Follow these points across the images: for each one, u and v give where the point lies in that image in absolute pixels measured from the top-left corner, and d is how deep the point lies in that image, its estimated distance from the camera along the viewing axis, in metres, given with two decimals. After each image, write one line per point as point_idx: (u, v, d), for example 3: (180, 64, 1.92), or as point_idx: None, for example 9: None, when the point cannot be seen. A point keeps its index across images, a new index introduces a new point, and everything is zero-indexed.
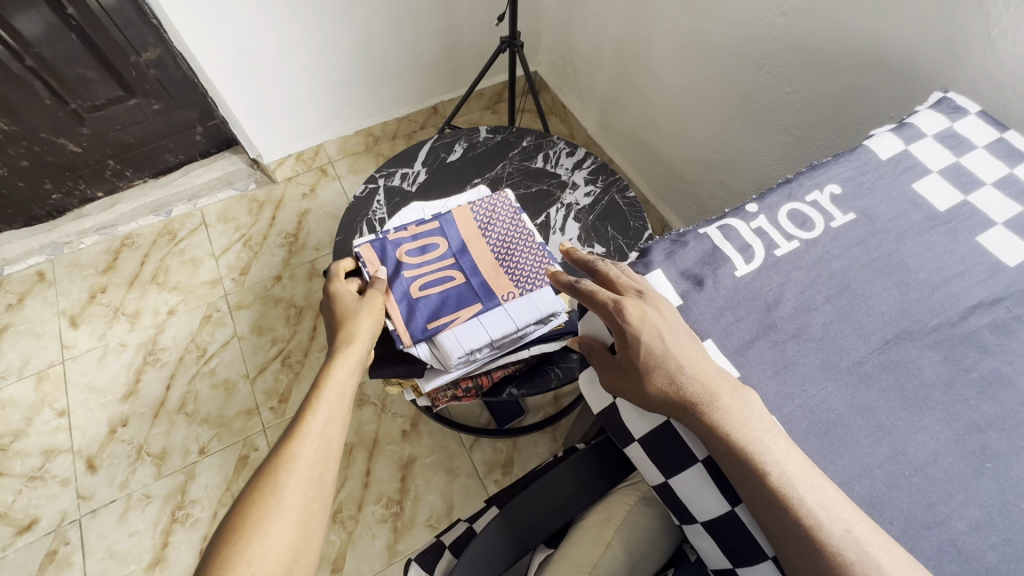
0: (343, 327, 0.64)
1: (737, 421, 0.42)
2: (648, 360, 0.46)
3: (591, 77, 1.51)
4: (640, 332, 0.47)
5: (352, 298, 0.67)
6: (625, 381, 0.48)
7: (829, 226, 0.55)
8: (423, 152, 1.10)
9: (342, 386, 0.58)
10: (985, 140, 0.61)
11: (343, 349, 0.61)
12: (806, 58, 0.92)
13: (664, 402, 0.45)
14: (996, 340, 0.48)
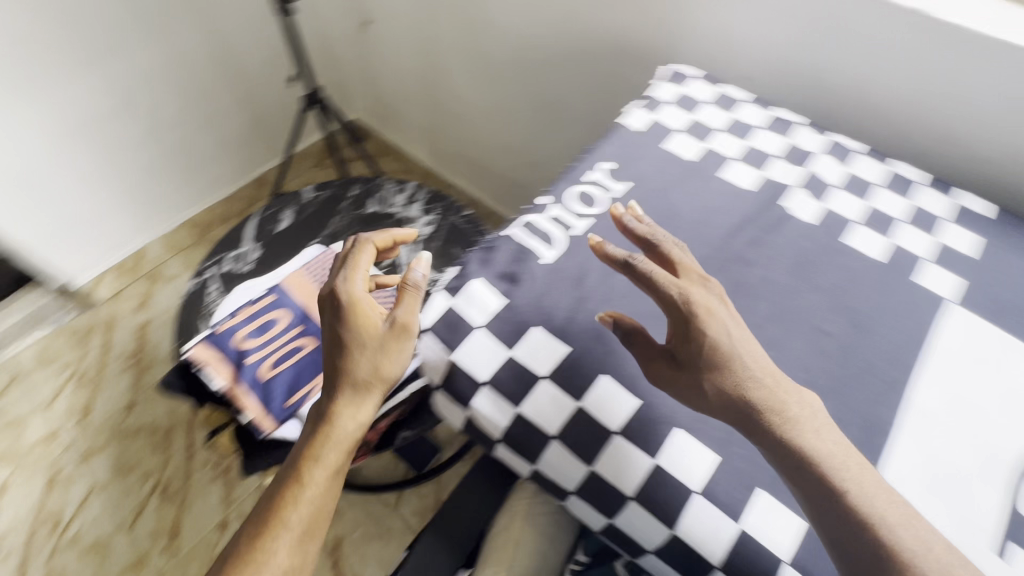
0: (353, 376, 0.53)
1: (803, 423, 0.43)
2: (716, 359, 0.44)
3: (407, 112, 1.56)
4: (711, 327, 0.45)
5: (372, 326, 0.54)
6: (678, 374, 0.46)
7: (611, 198, 0.63)
8: (250, 229, 1.05)
9: (329, 470, 0.52)
10: (709, 97, 0.75)
11: (338, 420, 0.52)
12: (573, 56, 1.04)
13: (728, 401, 0.44)
14: (754, 251, 0.59)
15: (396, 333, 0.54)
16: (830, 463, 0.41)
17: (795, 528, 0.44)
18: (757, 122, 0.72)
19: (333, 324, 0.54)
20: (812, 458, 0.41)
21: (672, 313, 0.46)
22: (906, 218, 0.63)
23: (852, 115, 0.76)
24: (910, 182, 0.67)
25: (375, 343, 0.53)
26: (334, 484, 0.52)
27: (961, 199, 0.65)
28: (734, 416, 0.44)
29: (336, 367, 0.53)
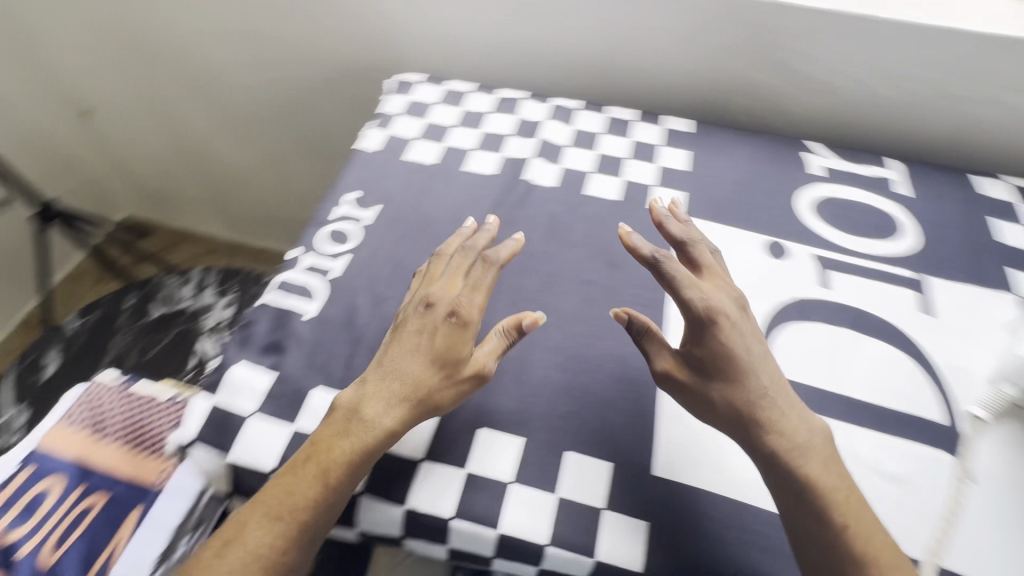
0: (414, 394, 0.45)
1: (812, 440, 0.43)
2: (726, 367, 0.44)
3: (179, 194, 1.41)
4: (725, 338, 0.45)
5: (455, 350, 0.46)
6: (683, 373, 0.46)
7: (362, 227, 0.62)
8: (5, 392, 0.87)
9: (345, 477, 0.43)
10: (437, 97, 0.77)
11: (385, 427, 0.44)
12: (315, 88, 1.01)
13: (737, 409, 0.44)
14: (509, 231, 0.62)
15: (472, 372, 0.46)
16: (826, 478, 0.42)
17: (604, 475, 0.46)
18: (484, 108, 0.75)
19: (416, 328, 0.47)
20: (811, 487, 0.42)
21: (687, 313, 0.46)
22: (629, 155, 0.70)
23: (565, 78, 0.82)
24: (625, 122, 0.74)
25: (446, 370, 0.46)
26: (339, 499, 0.44)
27: (667, 124, 0.74)
28: (740, 426, 0.44)
29: (400, 371, 0.46)
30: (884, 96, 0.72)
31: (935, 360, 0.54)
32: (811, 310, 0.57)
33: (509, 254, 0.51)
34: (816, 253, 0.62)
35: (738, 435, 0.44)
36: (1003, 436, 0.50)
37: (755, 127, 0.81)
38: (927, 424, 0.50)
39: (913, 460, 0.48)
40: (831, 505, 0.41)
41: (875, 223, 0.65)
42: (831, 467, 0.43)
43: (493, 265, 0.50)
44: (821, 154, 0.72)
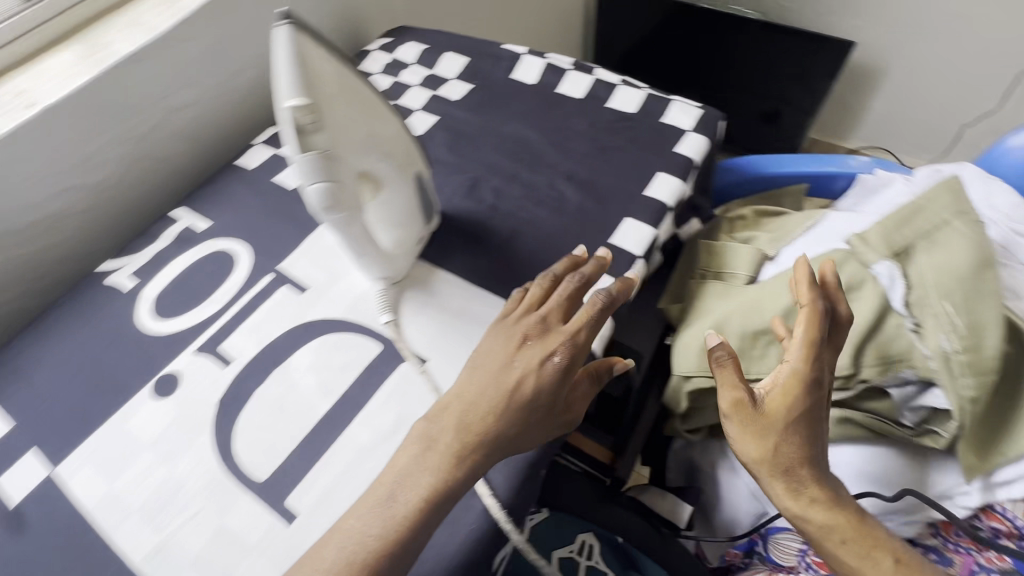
0: (512, 434, 0.45)
1: (846, 512, 0.47)
2: (802, 425, 0.46)
3: None
4: (816, 404, 0.47)
5: (551, 387, 0.46)
6: (750, 416, 0.47)
7: None
8: None
9: (427, 515, 0.41)
10: None
11: (471, 458, 0.43)
12: None
13: (790, 458, 0.46)
14: None
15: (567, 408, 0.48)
16: (852, 536, 0.46)
17: None
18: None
19: (523, 352, 0.47)
20: (837, 535, 0.46)
21: (790, 373, 0.46)
22: None
23: None
24: None
25: (540, 409, 0.46)
26: (427, 531, 0.42)
27: None
28: (786, 471, 0.47)
29: (501, 413, 0.44)
30: (105, 178, 0.67)
31: (339, 315, 0.58)
32: (239, 392, 0.54)
33: (622, 293, 0.51)
34: (197, 346, 0.57)
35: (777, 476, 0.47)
36: (412, 309, 0.57)
37: (61, 288, 0.69)
38: (378, 361, 0.54)
39: (391, 396, 0.52)
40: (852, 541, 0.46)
41: (213, 269, 0.63)
42: (861, 537, 0.46)
43: (609, 301, 0.49)
44: (123, 262, 0.65)
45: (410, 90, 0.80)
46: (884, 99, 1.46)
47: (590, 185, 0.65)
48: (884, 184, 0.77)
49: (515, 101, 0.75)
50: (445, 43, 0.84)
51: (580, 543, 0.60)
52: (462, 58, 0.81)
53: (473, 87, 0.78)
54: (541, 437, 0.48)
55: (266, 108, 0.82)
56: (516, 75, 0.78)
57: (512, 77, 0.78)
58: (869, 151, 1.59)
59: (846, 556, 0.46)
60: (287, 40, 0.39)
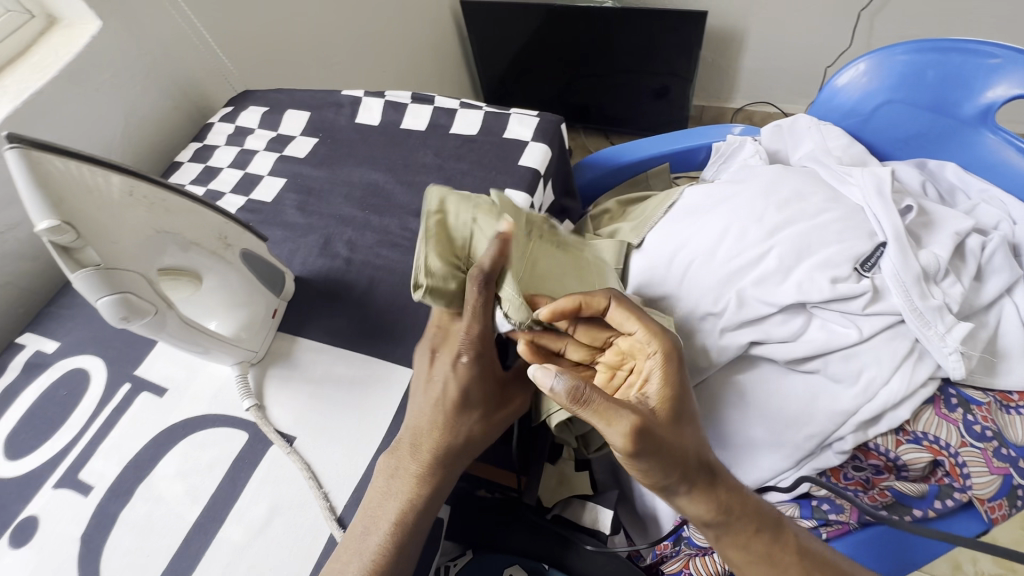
0: (463, 439, 0.48)
1: (750, 504, 0.45)
2: (685, 412, 0.43)
3: None
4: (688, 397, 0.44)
5: (481, 385, 0.48)
6: (656, 432, 0.40)
7: None
8: None
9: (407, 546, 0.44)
10: None
11: (434, 471, 0.46)
12: None
13: (696, 461, 0.42)
14: None
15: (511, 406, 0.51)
16: (763, 529, 0.44)
17: None
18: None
19: (436, 359, 0.48)
20: (758, 531, 0.44)
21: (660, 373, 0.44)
22: None
23: None
24: None
25: (476, 405, 0.48)
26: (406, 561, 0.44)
27: None
28: (694, 477, 0.43)
29: (442, 423, 0.47)
30: None
31: (203, 411, 0.56)
32: (103, 520, 0.50)
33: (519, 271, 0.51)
34: (55, 480, 0.54)
35: (692, 484, 0.43)
36: (276, 386, 0.55)
37: None
38: (245, 451, 0.52)
39: (262, 486, 0.50)
40: (764, 538, 0.44)
41: (65, 393, 0.59)
42: (771, 528, 0.45)
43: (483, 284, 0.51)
44: None
45: (256, 155, 0.78)
46: (752, 57, 1.52)
47: None
48: (737, 146, 0.78)
49: (361, 145, 0.74)
50: (288, 101, 0.83)
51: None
52: (305, 114, 0.80)
53: (319, 140, 0.77)
54: (497, 432, 0.50)
55: None
56: (360, 119, 0.77)
57: (356, 121, 0.77)
58: (755, 106, 1.65)
59: (759, 547, 0.44)
60: (17, 171, 0.37)
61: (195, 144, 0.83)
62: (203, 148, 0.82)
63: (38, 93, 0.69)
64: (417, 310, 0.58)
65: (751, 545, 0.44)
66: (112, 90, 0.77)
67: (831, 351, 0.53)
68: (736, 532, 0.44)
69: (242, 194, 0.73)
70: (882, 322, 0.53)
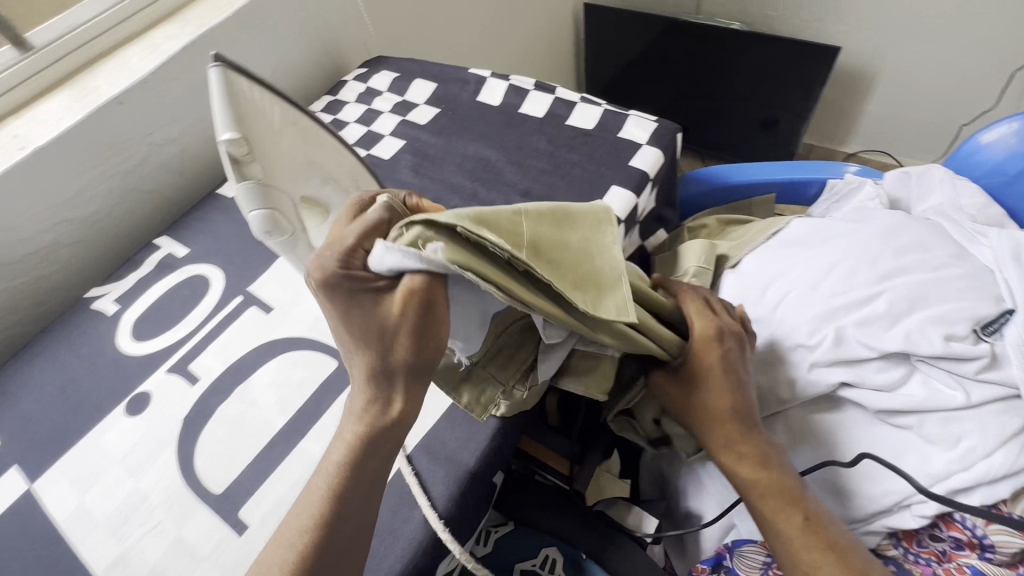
0: (371, 364, 0.40)
1: (771, 469, 0.45)
2: (717, 375, 0.46)
3: None
4: (727, 360, 0.47)
5: (361, 308, 0.39)
6: (674, 383, 0.48)
7: None
8: None
9: (358, 516, 0.40)
10: None
11: (358, 411, 0.41)
12: None
13: (712, 415, 0.46)
14: None
15: (403, 307, 0.38)
16: (780, 496, 0.44)
17: None
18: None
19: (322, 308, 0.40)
20: (771, 497, 0.44)
21: (699, 332, 0.47)
22: None
23: None
24: None
25: (364, 332, 0.39)
26: (365, 504, 0.41)
27: None
28: (708, 430, 0.47)
29: (348, 351, 0.41)
30: (95, 211, 0.72)
31: (301, 333, 0.61)
32: (204, 409, 0.56)
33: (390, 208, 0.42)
34: (169, 366, 0.60)
35: (707, 432, 0.47)
36: None
37: (48, 315, 0.72)
38: (333, 378, 0.57)
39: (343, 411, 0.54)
40: (781, 503, 0.43)
41: (187, 293, 0.67)
42: (787, 497, 0.43)
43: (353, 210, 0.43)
44: (107, 290, 0.69)
45: (381, 115, 0.83)
46: (878, 102, 1.44)
47: (545, 201, 0.67)
48: (855, 188, 0.75)
49: (478, 121, 0.78)
50: (417, 72, 0.88)
51: (542, 557, 0.59)
52: (431, 85, 0.85)
53: (440, 111, 0.81)
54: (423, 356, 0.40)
55: None
56: (482, 97, 0.81)
57: (477, 99, 0.81)
58: (869, 154, 1.56)
59: (768, 512, 0.44)
60: (216, 91, 0.43)
61: (327, 97, 0.90)
62: (334, 102, 0.88)
63: (214, 29, 0.78)
64: None
65: (762, 506, 0.44)
66: (271, 37, 0.85)
67: (925, 411, 0.51)
68: (752, 492, 0.45)
69: (363, 148, 0.78)
70: (994, 393, 0.49)
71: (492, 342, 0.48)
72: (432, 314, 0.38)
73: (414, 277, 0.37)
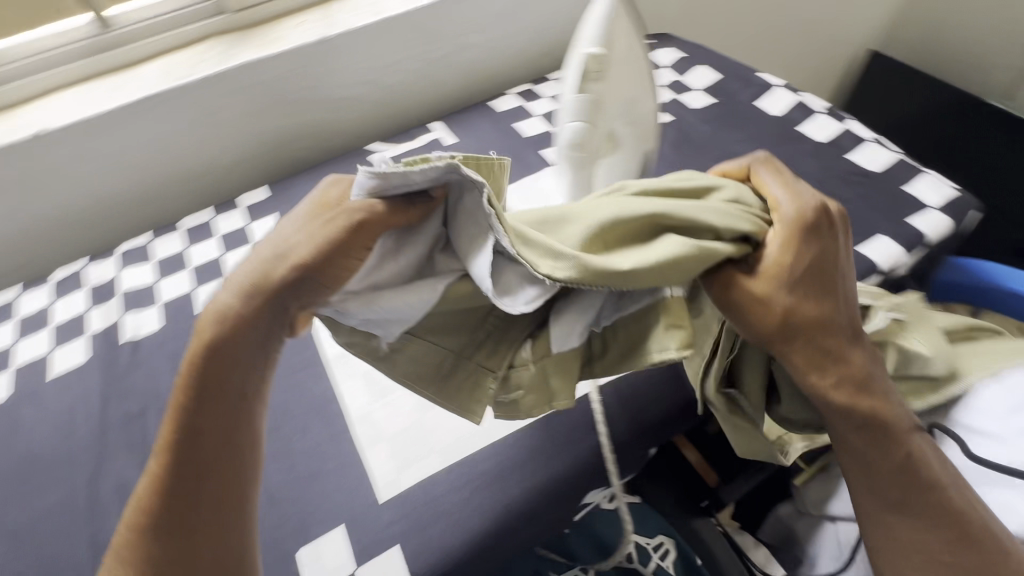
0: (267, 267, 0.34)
1: (869, 393, 0.37)
2: (811, 269, 0.35)
3: None
4: (829, 252, 0.35)
5: (316, 212, 0.35)
6: (758, 280, 0.35)
7: None
8: None
9: (218, 422, 0.35)
10: None
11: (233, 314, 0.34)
12: None
13: (816, 325, 0.35)
14: (139, 399, 0.56)
15: (341, 221, 0.34)
16: (877, 431, 0.37)
17: (341, 541, 0.46)
18: (6, 341, 0.64)
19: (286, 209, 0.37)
20: (874, 441, 0.37)
21: (794, 212, 0.35)
22: (223, 251, 0.69)
23: (130, 219, 0.77)
24: (208, 224, 0.73)
25: (294, 233, 0.35)
26: (221, 420, 0.35)
27: (245, 202, 0.75)
28: (810, 348, 0.35)
29: (257, 247, 0.35)
30: (397, 82, 0.84)
31: None
32: None
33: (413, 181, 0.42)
34: None
35: (806, 351, 0.35)
36: None
37: (334, 152, 0.86)
38: None
39: None
40: (874, 438, 0.37)
41: None
42: (882, 432, 0.37)
43: None
44: (384, 149, 0.81)
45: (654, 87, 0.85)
46: None
47: None
48: None
49: (752, 124, 0.77)
50: (702, 59, 0.88)
51: (657, 542, 0.63)
52: (712, 75, 0.85)
53: (715, 102, 0.81)
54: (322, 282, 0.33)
55: (528, 68, 0.94)
56: (762, 103, 0.79)
57: (757, 103, 0.79)
58: None
59: (866, 451, 0.37)
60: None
61: None
62: None
63: None
64: None
65: (859, 445, 0.37)
66: None
67: None
68: (851, 429, 0.37)
69: None
70: None
71: (473, 330, 0.40)
72: (349, 243, 0.33)
73: (368, 205, 0.34)
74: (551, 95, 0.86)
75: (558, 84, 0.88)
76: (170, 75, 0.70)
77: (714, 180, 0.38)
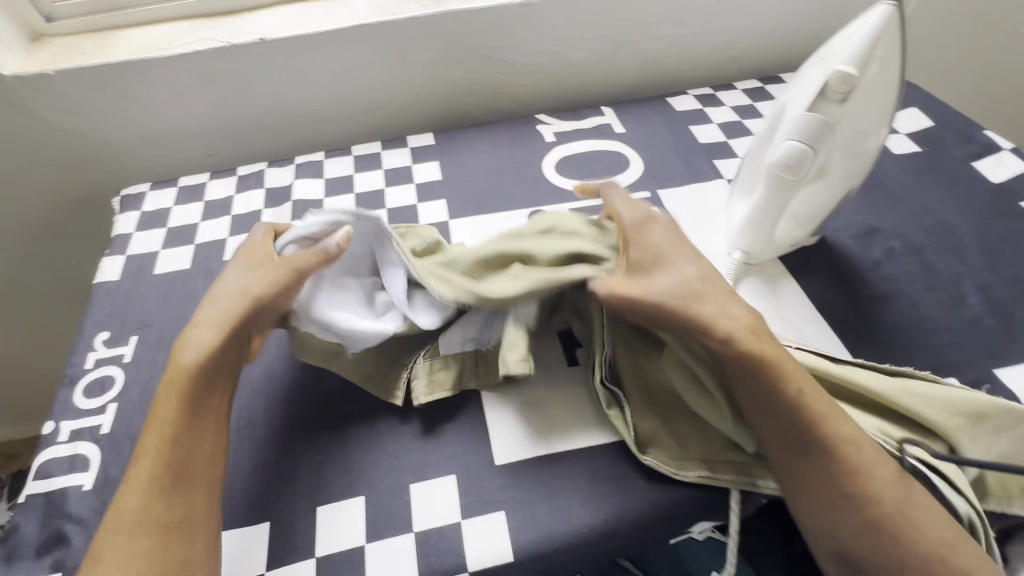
0: (235, 307, 0.45)
1: (765, 347, 0.42)
2: (653, 250, 0.46)
3: None
4: (663, 238, 0.47)
5: (264, 263, 0.48)
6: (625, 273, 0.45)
7: (125, 364, 0.56)
8: None
9: (213, 411, 0.42)
10: (171, 199, 0.73)
11: (219, 340, 0.43)
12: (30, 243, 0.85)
13: (683, 293, 0.43)
14: None
15: (292, 264, 0.47)
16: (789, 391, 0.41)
17: (451, 490, 0.47)
18: (192, 218, 0.70)
19: (233, 268, 0.49)
20: (791, 408, 0.40)
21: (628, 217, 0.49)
22: (386, 184, 0.72)
23: (306, 134, 0.82)
24: (377, 155, 0.77)
25: (254, 279, 0.47)
26: (215, 411, 0.42)
27: (412, 143, 0.78)
28: (687, 312, 0.43)
29: (219, 294, 0.46)
30: (579, 59, 0.82)
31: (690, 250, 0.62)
32: None
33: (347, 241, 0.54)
34: (571, 206, 0.68)
35: (687, 315, 0.42)
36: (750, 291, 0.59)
37: (498, 116, 0.87)
38: None
39: None
40: (790, 398, 0.40)
41: (609, 163, 0.74)
42: (790, 387, 0.41)
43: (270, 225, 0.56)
44: (552, 122, 0.80)
45: None
46: None
47: (1003, 305, 0.57)
48: None
49: (961, 185, 0.68)
50: (914, 103, 0.79)
51: None
52: (922, 122, 0.76)
53: (921, 152, 0.72)
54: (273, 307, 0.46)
55: (711, 73, 0.89)
56: (978, 165, 0.70)
57: (973, 164, 0.70)
58: None
59: (791, 416, 0.40)
60: (884, 8, 0.44)
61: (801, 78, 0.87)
62: None
63: None
64: (916, 356, 0.53)
65: (780, 410, 0.40)
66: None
67: None
68: (769, 394, 0.41)
69: None
70: None
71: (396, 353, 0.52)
72: (292, 286, 0.47)
73: (317, 251, 0.48)
74: (733, 106, 0.81)
75: (742, 95, 0.83)
76: (381, 9, 0.74)
77: (564, 221, 0.53)
